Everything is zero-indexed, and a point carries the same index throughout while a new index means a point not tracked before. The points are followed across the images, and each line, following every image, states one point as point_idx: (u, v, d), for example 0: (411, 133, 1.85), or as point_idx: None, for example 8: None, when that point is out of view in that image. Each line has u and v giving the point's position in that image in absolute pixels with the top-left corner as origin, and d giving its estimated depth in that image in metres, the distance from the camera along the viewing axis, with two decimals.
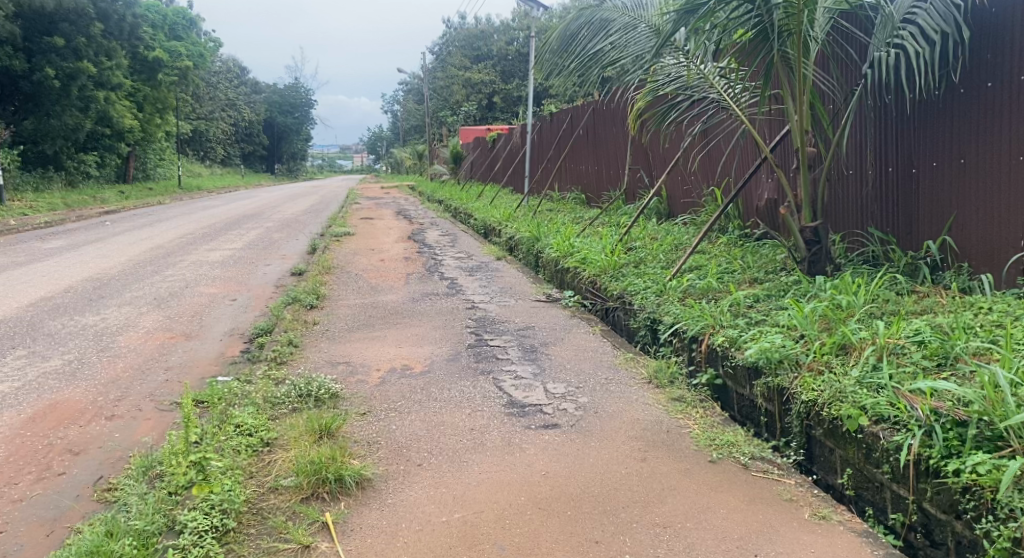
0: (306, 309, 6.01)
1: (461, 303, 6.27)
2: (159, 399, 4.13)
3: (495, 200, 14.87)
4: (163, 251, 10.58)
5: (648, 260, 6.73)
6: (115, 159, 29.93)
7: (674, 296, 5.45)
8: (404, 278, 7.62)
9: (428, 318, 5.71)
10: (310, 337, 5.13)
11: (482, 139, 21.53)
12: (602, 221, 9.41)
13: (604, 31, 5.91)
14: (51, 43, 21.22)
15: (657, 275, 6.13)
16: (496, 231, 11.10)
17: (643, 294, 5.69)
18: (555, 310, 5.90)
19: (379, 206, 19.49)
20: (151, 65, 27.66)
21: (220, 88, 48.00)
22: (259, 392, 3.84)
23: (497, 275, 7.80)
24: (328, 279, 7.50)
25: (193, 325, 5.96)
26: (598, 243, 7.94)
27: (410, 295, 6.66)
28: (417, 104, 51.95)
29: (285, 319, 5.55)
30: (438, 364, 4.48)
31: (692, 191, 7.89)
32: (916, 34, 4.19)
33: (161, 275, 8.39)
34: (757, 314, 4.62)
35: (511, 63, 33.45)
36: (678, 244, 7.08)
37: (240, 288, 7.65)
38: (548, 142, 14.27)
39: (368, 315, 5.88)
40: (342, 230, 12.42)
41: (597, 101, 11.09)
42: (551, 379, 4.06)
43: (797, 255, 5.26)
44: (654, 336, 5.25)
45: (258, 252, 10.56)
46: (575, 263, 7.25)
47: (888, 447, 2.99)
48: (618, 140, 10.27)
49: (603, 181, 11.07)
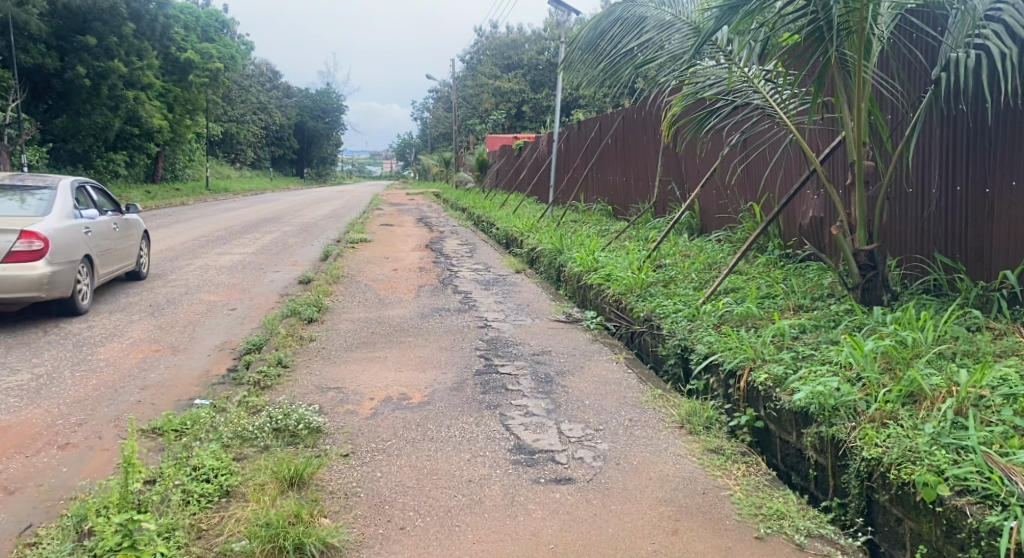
0: (304, 323, 5.56)
1: (474, 322, 5.76)
2: (124, 424, 3.68)
3: (518, 209, 14.38)
4: (172, 253, 10.23)
5: (680, 279, 6.21)
6: (144, 159, 29.95)
7: (709, 321, 4.95)
8: (416, 290, 7.14)
9: (435, 338, 5.21)
10: (303, 357, 4.66)
11: (508, 147, 21.03)
12: (629, 234, 8.89)
13: (639, 28, 5.37)
14: (84, 42, 21.13)
15: (689, 297, 5.63)
16: (517, 241, 10.61)
17: (674, 318, 5.19)
18: (574, 333, 5.37)
19: (402, 212, 19.09)
20: (183, 67, 27.65)
21: (252, 91, 48.19)
22: (233, 423, 3.37)
23: (515, 289, 7.30)
24: (334, 290, 7.04)
25: (183, 337, 5.53)
26: (624, 259, 7.42)
27: (419, 310, 6.17)
28: (446, 111, 51.68)
29: (279, 334, 5.09)
30: (440, 393, 3.97)
31: (728, 207, 7.34)
32: (1001, 32, 3.61)
33: (163, 280, 8.00)
34: (805, 348, 4.10)
35: (542, 73, 32.52)
36: (711, 262, 6.54)
37: (242, 297, 7.22)
38: (576, 150, 13.72)
39: (370, 331, 5.40)
40: (359, 236, 11.99)
41: (628, 109, 10.53)
42: (566, 417, 3.53)
43: (848, 281, 4.69)
44: (685, 366, 4.78)
45: (270, 257, 10.16)
46: (599, 280, 6.75)
47: (979, 529, 2.42)
48: (649, 150, 9.74)
49: (632, 193, 10.52)
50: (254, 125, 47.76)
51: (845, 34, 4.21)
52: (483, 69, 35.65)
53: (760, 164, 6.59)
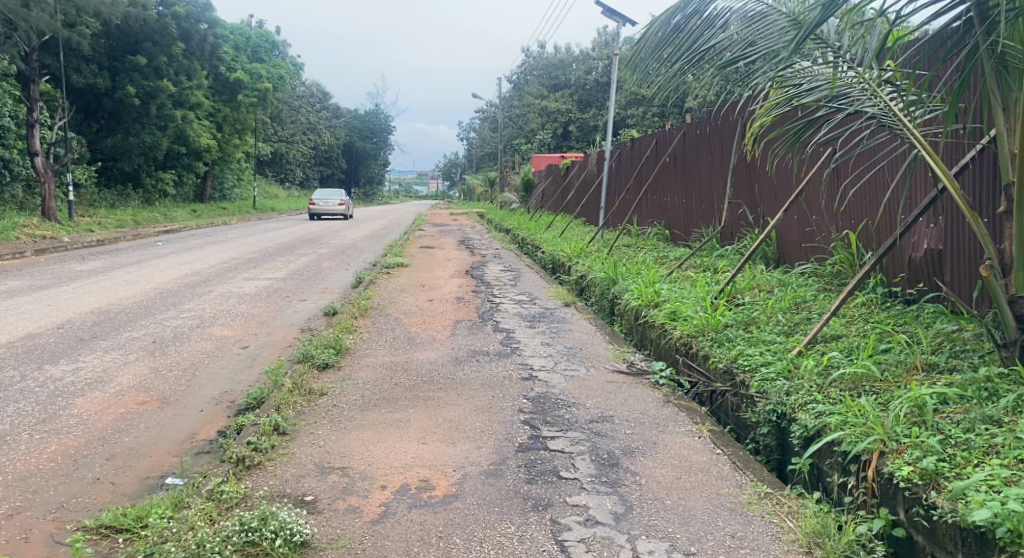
0: (318, 371, 4.74)
1: (518, 370, 4.85)
2: (64, 519, 2.85)
3: (566, 231, 13.50)
4: (197, 278, 9.57)
5: (764, 322, 5.40)
6: (193, 179, 29.86)
7: (811, 384, 4.07)
8: (451, 326, 6.29)
9: (470, 392, 4.32)
10: (309, 420, 3.82)
11: (554, 167, 20.19)
12: (694, 262, 8.01)
13: (721, 20, 4.40)
14: (134, 62, 21.01)
15: (779, 347, 4.78)
16: (565, 268, 9.73)
17: (764, 374, 4.35)
18: (640, 389, 4.40)
19: (444, 233, 18.24)
20: (232, 87, 27.58)
21: (301, 112, 48.43)
22: (193, 533, 2.54)
23: (564, 326, 6.40)
24: (359, 326, 6.22)
25: (178, 385, 4.73)
26: (691, 292, 6.54)
27: (453, 353, 5.28)
28: (493, 131, 51.25)
29: (284, 386, 4.26)
30: (471, 481, 3.06)
31: (815, 234, 6.41)
32: None
33: (177, 310, 7.28)
34: (957, 431, 3.15)
35: (589, 92, 31.38)
36: (800, 302, 5.67)
37: (259, 332, 6.45)
38: (627, 171, 12.78)
39: (394, 382, 4.55)
40: (396, 260, 11.21)
41: (691, 124, 9.61)
42: (642, 530, 2.69)
43: (1000, 336, 3.69)
44: (782, 437, 3.98)
45: (300, 283, 9.43)
46: (664, 319, 5.91)
47: None
48: (715, 167, 8.84)
49: (693, 216, 9.57)
50: (303, 145, 47.82)
51: (1012, 13, 3.20)
52: (530, 89, 35.06)
53: (865, 188, 5.64)
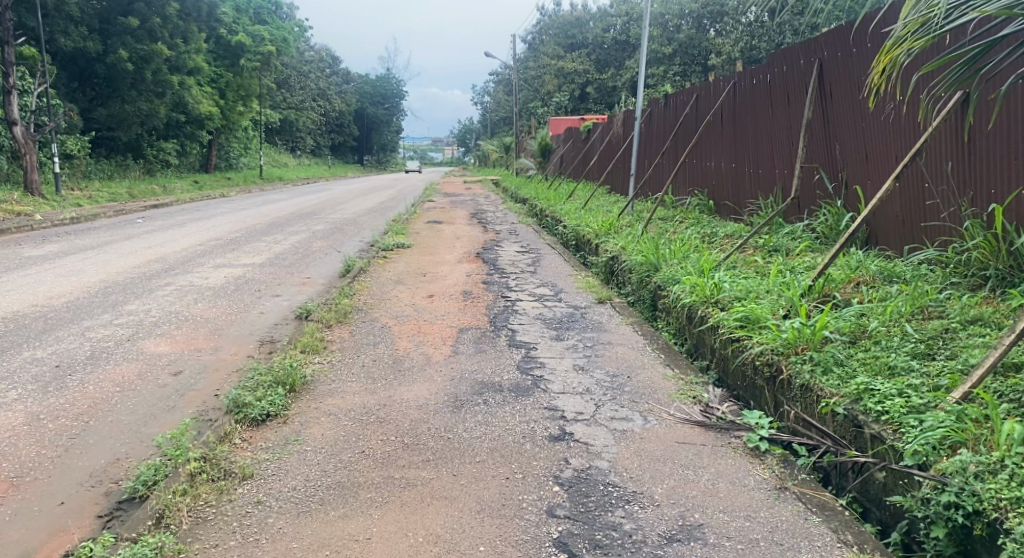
0: (251, 432, 3.23)
1: (543, 423, 3.30)
2: None
3: (590, 202, 11.85)
4: (159, 266, 8.06)
5: (886, 334, 3.84)
6: (196, 148, 28.24)
7: (1017, 464, 2.57)
8: (453, 338, 4.78)
9: (471, 469, 2.83)
10: (206, 542, 2.40)
11: (572, 129, 18.50)
12: (754, 240, 6.42)
13: None
14: (125, 23, 19.18)
15: (929, 383, 3.22)
16: (592, 246, 8.17)
17: (927, 437, 2.79)
18: (730, 461, 2.89)
19: (454, 205, 16.56)
20: (234, 51, 25.92)
21: (310, 78, 46.43)
22: None
23: (600, 336, 4.87)
24: (332, 341, 4.70)
25: (50, 450, 3.25)
26: (765, 284, 4.97)
27: (450, 390, 3.74)
28: (507, 95, 49.10)
29: (183, 467, 2.78)
30: None
31: (940, 208, 4.80)
32: None
33: (111, 315, 5.77)
34: None
35: (607, 52, 29.90)
36: (930, 304, 4.11)
37: (205, 347, 4.94)
38: (660, 132, 11.09)
39: (361, 446, 3.06)
40: (396, 239, 9.67)
41: (742, 74, 7.98)
42: None
43: None
44: (972, 548, 2.53)
45: (280, 271, 7.92)
46: (733, 327, 4.29)
47: None
48: (779, 126, 7.23)
49: (746, 185, 7.97)
50: (314, 111, 46.11)
51: None
52: (544, 49, 33.33)
53: None
